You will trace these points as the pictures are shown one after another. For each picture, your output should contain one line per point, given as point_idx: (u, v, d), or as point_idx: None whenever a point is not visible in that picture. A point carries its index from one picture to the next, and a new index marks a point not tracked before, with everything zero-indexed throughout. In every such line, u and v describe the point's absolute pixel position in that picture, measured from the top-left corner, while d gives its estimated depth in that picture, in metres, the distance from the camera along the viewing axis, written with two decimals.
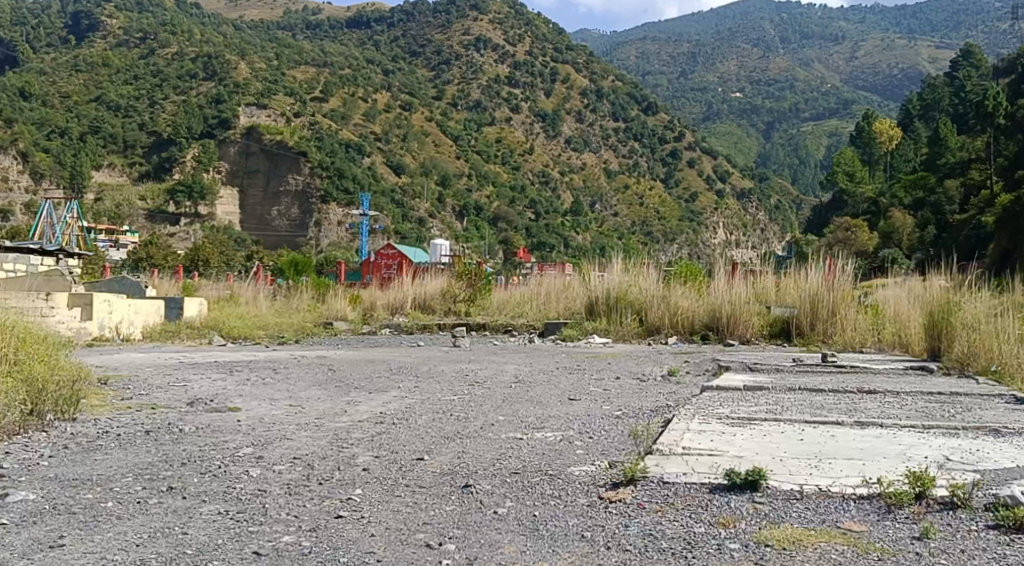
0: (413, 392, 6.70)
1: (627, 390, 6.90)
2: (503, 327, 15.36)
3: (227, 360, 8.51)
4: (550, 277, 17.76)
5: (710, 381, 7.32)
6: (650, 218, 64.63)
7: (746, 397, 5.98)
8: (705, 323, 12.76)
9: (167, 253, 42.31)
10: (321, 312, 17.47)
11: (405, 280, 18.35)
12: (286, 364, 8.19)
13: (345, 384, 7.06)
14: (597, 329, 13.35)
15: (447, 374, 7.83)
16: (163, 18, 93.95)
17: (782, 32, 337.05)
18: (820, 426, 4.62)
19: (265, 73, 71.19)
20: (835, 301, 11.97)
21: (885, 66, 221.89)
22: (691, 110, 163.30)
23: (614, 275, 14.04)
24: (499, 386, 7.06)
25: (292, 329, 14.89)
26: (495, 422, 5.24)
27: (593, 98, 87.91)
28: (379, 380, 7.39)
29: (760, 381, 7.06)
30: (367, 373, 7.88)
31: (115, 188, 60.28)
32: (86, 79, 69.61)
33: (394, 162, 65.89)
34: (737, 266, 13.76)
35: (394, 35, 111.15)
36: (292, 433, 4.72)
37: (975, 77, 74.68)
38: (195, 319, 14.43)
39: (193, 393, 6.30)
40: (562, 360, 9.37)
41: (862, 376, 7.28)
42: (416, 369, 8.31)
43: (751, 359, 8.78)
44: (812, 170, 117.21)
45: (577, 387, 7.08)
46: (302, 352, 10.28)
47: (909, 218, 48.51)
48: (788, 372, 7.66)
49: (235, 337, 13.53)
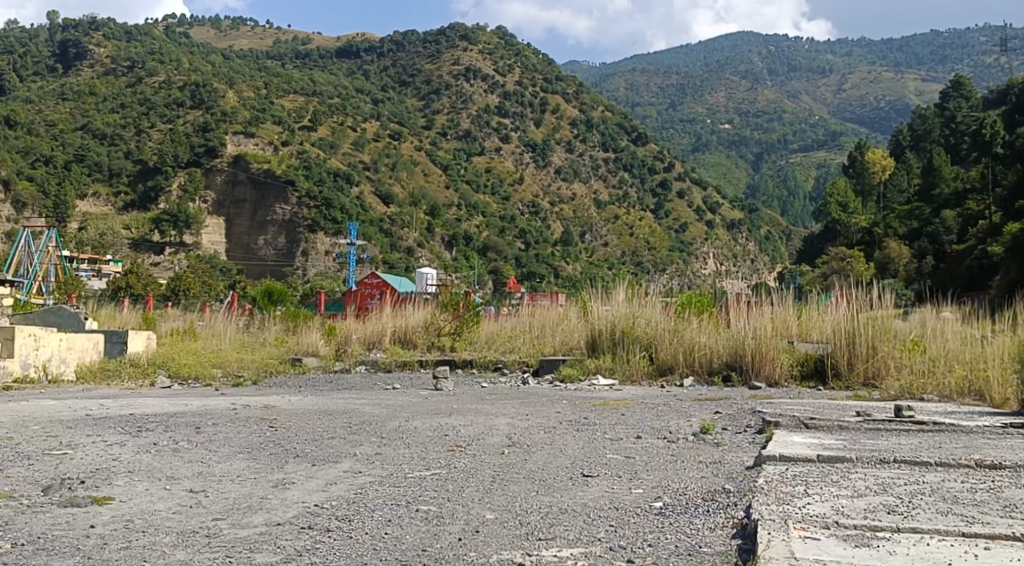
0: (374, 465, 4.98)
1: (657, 461, 5.16)
2: (492, 364, 13.73)
3: (156, 414, 6.82)
4: (542, 307, 16.20)
5: (762, 445, 5.64)
6: (640, 248, 63.20)
7: (836, 474, 4.30)
8: (725, 361, 11.08)
9: (147, 280, 40.70)
10: (291, 347, 15.80)
11: (385, 312, 16.64)
12: (220, 420, 6.48)
13: (285, 450, 5.34)
14: (600, 369, 11.66)
15: (420, 434, 6.10)
16: (151, 47, 92.87)
17: (771, 64, 338.42)
18: (991, 547, 2.91)
19: (253, 101, 69.63)
20: (874, 338, 10.45)
21: (872, 100, 221.99)
22: (680, 141, 162.83)
23: (617, 305, 12.36)
24: (488, 453, 5.34)
25: (254, 367, 13.19)
26: (481, 524, 3.52)
27: (584, 128, 86.82)
28: (330, 444, 5.62)
29: (828, 446, 5.39)
30: (316, 432, 6.13)
31: (99, 217, 58.55)
32: (72, 108, 68.08)
33: (383, 192, 64.39)
34: (752, 298, 12.20)
35: (385, 63, 109.98)
36: (157, 559, 2.96)
37: (965, 108, 73.99)
38: (141, 356, 12.66)
39: (63, 470, 4.52)
40: (562, 409, 7.70)
41: (954, 439, 5.64)
42: (384, 424, 6.55)
43: (800, 410, 7.07)
44: (800, 201, 116.28)
45: (590, 454, 5.38)
46: (251, 399, 8.54)
47: (904, 247, 47.53)
48: (860, 432, 5.96)
49: (185, 377, 11.79)
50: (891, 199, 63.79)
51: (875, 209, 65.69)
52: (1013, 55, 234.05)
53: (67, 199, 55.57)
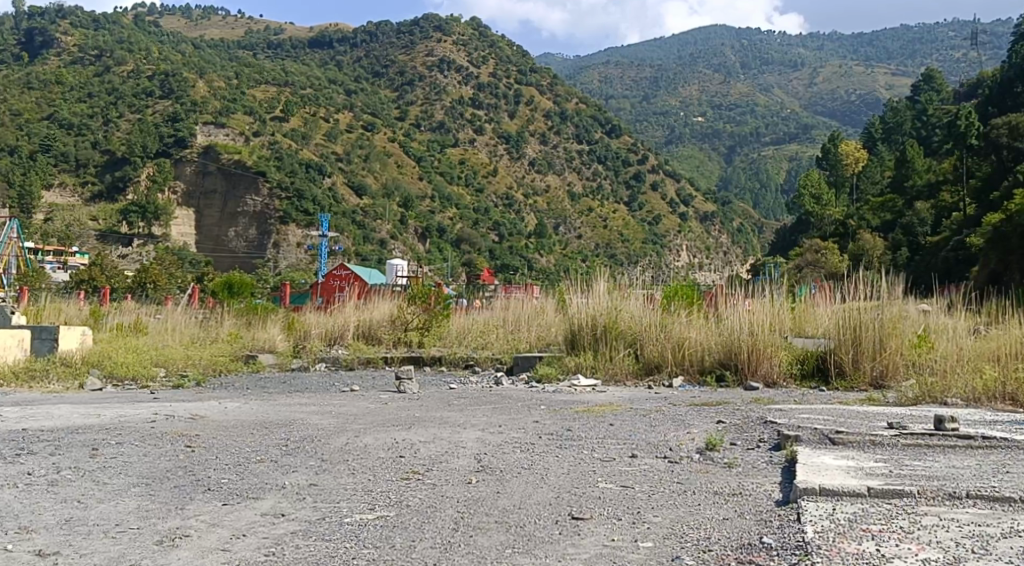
0: (313, 503, 3.87)
1: (662, 496, 4.13)
2: (463, 362, 12.69)
3: (53, 428, 5.66)
4: (517, 299, 15.16)
5: (780, 471, 4.65)
6: (615, 240, 62.12)
7: (909, 522, 3.33)
8: (717, 359, 10.08)
9: (112, 272, 39.03)
10: (246, 342, 14.58)
11: (350, 305, 15.54)
12: (130, 436, 5.35)
13: (194, 481, 4.25)
14: (582, 367, 10.60)
15: (370, 456, 4.99)
16: (119, 36, 90.72)
17: (743, 59, 338.60)
18: None
19: (224, 91, 68.02)
20: (881, 333, 9.48)
21: (842, 95, 222.49)
22: (653, 134, 162.06)
23: (599, 296, 11.25)
24: (455, 483, 4.30)
25: (202, 365, 12.03)
26: None
27: (557, 120, 85.93)
28: (258, 471, 4.51)
29: (873, 472, 4.36)
30: (243, 454, 4.96)
31: (67, 208, 56.19)
32: (37, 97, 66.16)
33: (355, 183, 62.94)
34: (741, 291, 11.23)
35: (357, 55, 108.34)
36: None
37: (937, 101, 73.91)
38: (72, 353, 11.46)
39: None
40: (543, 420, 6.62)
41: (1013, 460, 4.70)
42: (331, 441, 5.42)
43: (820, 420, 6.07)
44: (772, 195, 115.69)
45: (579, 485, 4.35)
46: (177, 407, 7.44)
47: (879, 238, 46.81)
48: (897, 450, 4.99)
49: (120, 378, 10.64)
50: (864, 191, 63.31)
51: (848, 200, 65.28)
52: (980, 49, 235.86)
53: (32, 189, 53.16)
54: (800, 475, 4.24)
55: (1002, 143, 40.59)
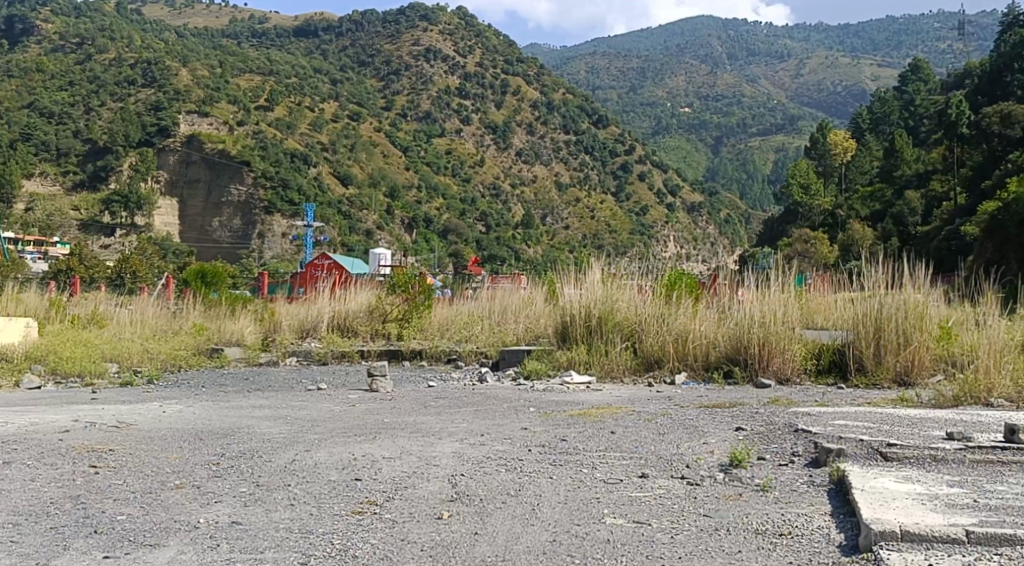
0: (233, 556, 2.92)
1: (694, 536, 3.20)
2: (444, 356, 11.79)
3: None
4: (503, 289, 14.18)
5: (825, 497, 3.75)
6: (602, 231, 61.16)
7: None
8: (724, 354, 9.16)
9: (91, 264, 37.69)
10: (212, 334, 13.52)
11: (325, 293, 14.46)
12: (26, 453, 4.36)
13: (82, 520, 3.26)
14: (575, 362, 9.65)
15: (324, 478, 4.02)
16: (100, 23, 88.71)
17: (728, 51, 338.42)
18: None
19: (207, 80, 66.51)
20: (907, 326, 8.55)
21: (828, 85, 221.71)
22: (640, 125, 161.10)
23: (592, 286, 10.24)
24: (431, 520, 3.35)
25: (159, 360, 11.06)
26: None
27: (544, 110, 84.77)
28: (169, 504, 3.52)
29: (950, 501, 3.43)
30: (158, 476, 3.98)
31: (47, 198, 54.56)
32: (17, 85, 64.44)
33: (341, 173, 61.73)
34: (745, 279, 10.23)
35: (342, 44, 106.75)
36: None
37: (924, 92, 73.22)
38: (13, 348, 10.50)
39: None
40: (535, 429, 5.62)
41: None
42: (277, 460, 4.40)
43: (862, 430, 5.09)
44: (759, 185, 114.95)
45: (581, 519, 3.42)
46: (110, 411, 6.41)
47: (869, 228, 45.91)
48: (956, 470, 4.08)
49: (64, 373, 9.67)
50: (853, 181, 62.46)
51: (836, 190, 64.47)
52: (965, 40, 235.53)
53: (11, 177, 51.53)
54: (874, 508, 3.27)
55: (993, 131, 39.79)
